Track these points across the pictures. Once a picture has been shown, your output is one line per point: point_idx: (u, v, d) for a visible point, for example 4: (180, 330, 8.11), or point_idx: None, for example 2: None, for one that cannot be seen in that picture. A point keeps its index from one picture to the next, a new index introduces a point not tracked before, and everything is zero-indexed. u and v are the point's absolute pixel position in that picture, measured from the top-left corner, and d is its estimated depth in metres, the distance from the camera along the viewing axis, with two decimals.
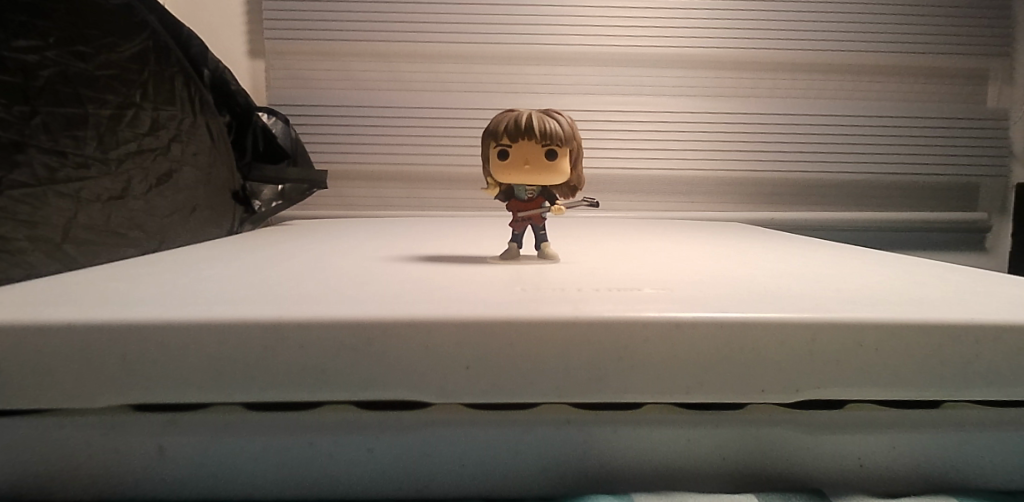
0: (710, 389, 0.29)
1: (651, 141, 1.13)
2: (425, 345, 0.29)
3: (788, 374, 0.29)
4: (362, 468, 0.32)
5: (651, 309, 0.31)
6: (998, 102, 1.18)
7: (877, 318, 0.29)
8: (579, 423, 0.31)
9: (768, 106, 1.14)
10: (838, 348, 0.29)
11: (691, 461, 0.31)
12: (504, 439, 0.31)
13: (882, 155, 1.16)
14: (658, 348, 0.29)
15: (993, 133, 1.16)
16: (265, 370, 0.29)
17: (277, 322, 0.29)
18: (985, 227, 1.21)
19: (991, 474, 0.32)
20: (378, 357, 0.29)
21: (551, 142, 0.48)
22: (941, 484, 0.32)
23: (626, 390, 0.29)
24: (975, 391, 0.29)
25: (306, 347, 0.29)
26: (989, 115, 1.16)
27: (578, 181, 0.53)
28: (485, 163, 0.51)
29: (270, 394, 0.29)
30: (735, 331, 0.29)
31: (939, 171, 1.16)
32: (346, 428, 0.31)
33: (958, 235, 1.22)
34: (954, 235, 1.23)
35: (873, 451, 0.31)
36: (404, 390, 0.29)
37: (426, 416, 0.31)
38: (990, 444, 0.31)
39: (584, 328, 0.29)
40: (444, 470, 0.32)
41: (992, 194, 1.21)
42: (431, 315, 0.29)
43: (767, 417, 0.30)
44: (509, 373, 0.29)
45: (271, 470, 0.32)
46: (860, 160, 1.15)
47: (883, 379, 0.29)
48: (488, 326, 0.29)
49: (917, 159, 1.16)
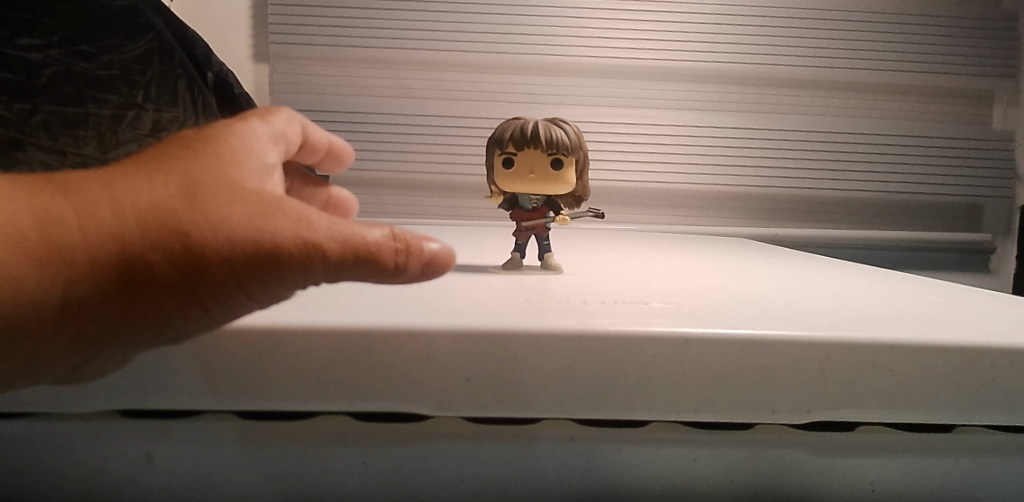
0: (719, 407, 0.28)
1: (654, 154, 1.12)
2: (425, 355, 0.28)
3: (800, 395, 0.28)
4: (359, 481, 0.31)
5: (662, 323, 0.30)
6: (1004, 123, 1.18)
7: (893, 338, 0.28)
8: (582, 441, 0.30)
9: (773, 122, 1.14)
10: (850, 369, 0.28)
11: (701, 482, 0.30)
12: (508, 456, 0.30)
13: (884, 174, 1.16)
14: (664, 365, 0.28)
15: (996, 155, 1.16)
16: (259, 378, 0.28)
17: (273, 328, 0.28)
18: (989, 248, 1.20)
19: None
20: (378, 367, 0.28)
21: (557, 151, 0.48)
22: None
23: (632, 407, 0.28)
24: (990, 416, 0.29)
25: (301, 355, 0.28)
26: (994, 136, 1.16)
27: (582, 192, 0.52)
28: (490, 171, 0.51)
29: (268, 403, 0.28)
30: (745, 349, 0.28)
31: (943, 190, 1.16)
32: (341, 439, 0.30)
33: (962, 256, 1.22)
34: (958, 256, 1.22)
35: (891, 474, 0.30)
36: (404, 402, 0.29)
37: (426, 430, 0.30)
38: (1014, 471, 0.30)
39: (590, 344, 0.28)
40: (444, 484, 0.31)
41: (997, 216, 1.19)
42: (432, 325, 0.28)
43: (778, 438, 0.29)
44: (514, 387, 0.28)
45: (269, 481, 0.31)
46: (862, 179, 1.15)
47: (896, 402, 0.28)
48: (492, 339, 0.28)
49: (919, 179, 1.16)
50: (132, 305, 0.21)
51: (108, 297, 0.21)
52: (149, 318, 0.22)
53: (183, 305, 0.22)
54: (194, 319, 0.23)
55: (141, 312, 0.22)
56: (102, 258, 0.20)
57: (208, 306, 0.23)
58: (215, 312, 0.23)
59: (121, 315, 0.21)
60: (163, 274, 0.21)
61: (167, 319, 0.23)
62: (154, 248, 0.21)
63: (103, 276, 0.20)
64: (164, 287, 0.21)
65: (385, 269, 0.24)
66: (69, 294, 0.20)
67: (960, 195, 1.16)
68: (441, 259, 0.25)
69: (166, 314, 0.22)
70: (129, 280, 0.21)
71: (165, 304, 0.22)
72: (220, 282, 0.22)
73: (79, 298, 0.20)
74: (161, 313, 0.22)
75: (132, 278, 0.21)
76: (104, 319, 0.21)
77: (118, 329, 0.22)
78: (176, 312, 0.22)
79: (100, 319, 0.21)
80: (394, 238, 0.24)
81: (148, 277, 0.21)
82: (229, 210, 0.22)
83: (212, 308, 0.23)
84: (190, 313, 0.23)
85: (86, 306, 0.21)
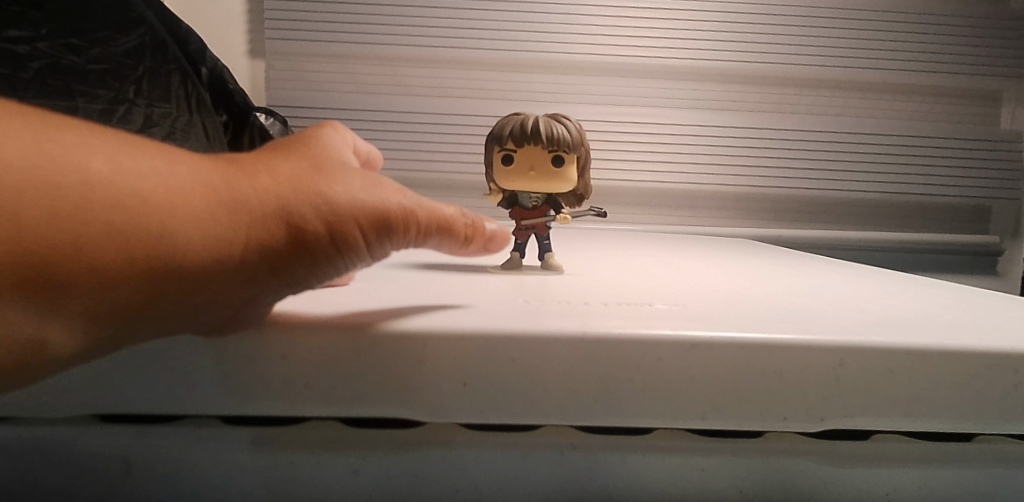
0: (727, 414, 0.27)
1: (655, 153, 1.11)
2: (419, 357, 0.27)
3: (813, 402, 0.27)
4: (349, 490, 0.29)
5: (667, 325, 0.28)
6: (1011, 124, 1.17)
7: (911, 343, 0.27)
8: (584, 449, 0.28)
9: (775, 121, 1.13)
10: (865, 375, 0.26)
11: (709, 492, 0.29)
12: (506, 464, 0.29)
13: (887, 174, 1.15)
14: (671, 370, 0.26)
15: (1003, 155, 1.15)
16: (245, 380, 0.27)
17: (260, 328, 0.27)
18: (996, 250, 1.19)
19: None
20: (370, 370, 0.27)
21: (558, 148, 0.46)
22: None
23: (637, 414, 0.27)
24: (1013, 425, 0.27)
25: (289, 358, 0.27)
26: (1000, 136, 1.15)
27: (584, 190, 0.51)
28: (489, 168, 0.50)
29: (255, 406, 0.27)
30: (756, 353, 0.26)
31: (947, 191, 1.15)
32: (331, 445, 0.29)
33: (968, 258, 1.21)
34: (964, 257, 1.20)
35: (908, 485, 0.29)
36: (397, 408, 0.27)
37: (420, 436, 0.28)
38: None
39: (593, 348, 0.26)
40: (439, 495, 0.29)
41: (1004, 218, 1.19)
42: (427, 327, 0.27)
43: (789, 447, 0.28)
44: (513, 391, 0.27)
45: (255, 490, 0.29)
46: (865, 178, 1.14)
47: (914, 410, 0.27)
48: (491, 341, 0.26)
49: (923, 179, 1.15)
50: (282, 261, 0.24)
51: (266, 254, 0.23)
52: (288, 276, 0.25)
53: (321, 264, 0.25)
54: (317, 278, 0.26)
55: (285, 269, 0.24)
56: (268, 216, 0.23)
57: (338, 265, 0.26)
58: (337, 271, 0.27)
59: (269, 271, 0.24)
60: (314, 234, 0.24)
61: (300, 276, 0.25)
62: (309, 209, 0.24)
63: (268, 232, 0.23)
64: (314, 246, 0.24)
65: (462, 241, 0.31)
66: (237, 251, 0.22)
67: (965, 195, 1.15)
68: (499, 237, 0.33)
69: (304, 272, 0.25)
70: (287, 238, 0.24)
71: (307, 263, 0.25)
72: (354, 243, 0.25)
73: (244, 252, 0.23)
74: (299, 272, 0.25)
75: (289, 236, 0.24)
76: (255, 276, 0.24)
77: (260, 288, 0.24)
78: (311, 271, 0.25)
79: (252, 276, 0.23)
80: (469, 219, 0.31)
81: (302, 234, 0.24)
82: (363, 185, 0.27)
83: (336, 268, 0.26)
84: (320, 272, 0.26)
85: (246, 261, 0.23)
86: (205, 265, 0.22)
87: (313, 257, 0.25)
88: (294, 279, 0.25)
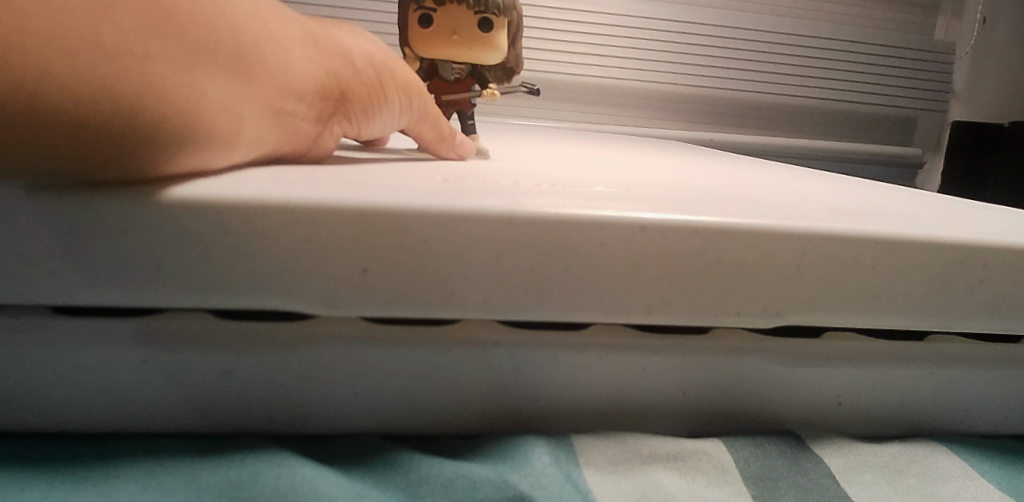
0: (676, 309, 0.23)
1: (595, 46, 1.05)
2: (304, 237, 0.20)
3: (771, 295, 0.23)
4: (223, 398, 0.23)
5: (613, 206, 0.23)
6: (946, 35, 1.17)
7: (880, 232, 0.23)
8: (511, 346, 0.24)
9: (722, 18, 1.09)
10: (831, 266, 0.23)
11: (651, 394, 0.26)
12: (422, 365, 0.24)
13: (824, 79, 1.14)
14: (616, 256, 0.22)
15: (936, 67, 1.17)
16: (69, 258, 0.20)
17: (91, 191, 0.19)
18: (918, 163, 1.21)
19: (963, 417, 0.29)
20: (242, 253, 0.20)
21: (486, 10, 0.41)
22: (911, 427, 0.28)
23: (575, 307, 0.23)
24: (962, 322, 0.26)
25: (133, 234, 0.19)
26: (935, 47, 1.16)
27: (514, 63, 0.46)
28: (403, 33, 0.43)
29: (87, 292, 0.20)
30: (715, 240, 0.22)
31: (872, 99, 1.17)
32: (194, 344, 0.22)
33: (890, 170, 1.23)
34: (888, 170, 1.22)
35: (859, 384, 0.27)
36: (279, 298, 0.21)
37: (310, 332, 0.23)
38: (974, 382, 0.28)
39: (526, 229, 0.21)
40: (338, 400, 0.24)
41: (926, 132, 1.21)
42: (315, 199, 0.20)
43: (739, 345, 0.25)
44: (428, 278, 0.22)
45: (94, 397, 0.23)
46: (800, 83, 1.13)
47: (872, 305, 0.24)
48: (397, 219, 0.20)
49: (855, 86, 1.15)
50: (349, 96, 0.29)
51: (339, 85, 0.28)
52: (346, 110, 0.30)
53: (371, 102, 0.31)
54: (361, 121, 0.31)
55: (346, 102, 0.29)
56: (346, 60, 0.29)
57: (379, 107, 0.32)
58: (375, 115, 0.32)
59: (337, 103, 0.29)
60: (369, 78, 0.30)
61: (353, 113, 0.30)
62: (367, 59, 0.30)
63: (344, 70, 0.29)
64: (371, 87, 0.30)
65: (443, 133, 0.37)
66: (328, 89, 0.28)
67: (888, 105, 1.18)
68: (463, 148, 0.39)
69: (359, 108, 0.30)
70: (356, 77, 0.29)
71: (364, 99, 0.30)
72: (395, 92, 0.32)
73: (327, 79, 0.28)
74: (355, 109, 0.30)
75: (357, 76, 0.29)
76: (328, 103, 0.28)
77: (327, 118, 0.29)
78: (366, 109, 0.31)
79: (327, 104, 0.28)
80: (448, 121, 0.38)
81: (369, 86, 0.30)
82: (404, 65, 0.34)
83: (376, 114, 0.32)
84: (366, 115, 0.31)
85: (328, 90, 0.28)
86: (310, 83, 0.26)
87: (368, 94, 0.30)
88: (348, 115, 0.30)
